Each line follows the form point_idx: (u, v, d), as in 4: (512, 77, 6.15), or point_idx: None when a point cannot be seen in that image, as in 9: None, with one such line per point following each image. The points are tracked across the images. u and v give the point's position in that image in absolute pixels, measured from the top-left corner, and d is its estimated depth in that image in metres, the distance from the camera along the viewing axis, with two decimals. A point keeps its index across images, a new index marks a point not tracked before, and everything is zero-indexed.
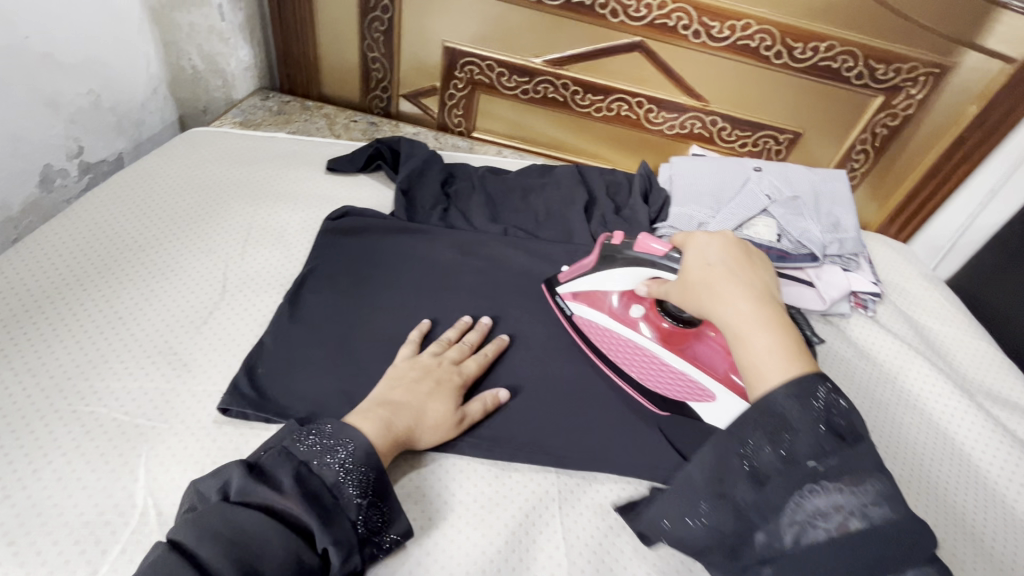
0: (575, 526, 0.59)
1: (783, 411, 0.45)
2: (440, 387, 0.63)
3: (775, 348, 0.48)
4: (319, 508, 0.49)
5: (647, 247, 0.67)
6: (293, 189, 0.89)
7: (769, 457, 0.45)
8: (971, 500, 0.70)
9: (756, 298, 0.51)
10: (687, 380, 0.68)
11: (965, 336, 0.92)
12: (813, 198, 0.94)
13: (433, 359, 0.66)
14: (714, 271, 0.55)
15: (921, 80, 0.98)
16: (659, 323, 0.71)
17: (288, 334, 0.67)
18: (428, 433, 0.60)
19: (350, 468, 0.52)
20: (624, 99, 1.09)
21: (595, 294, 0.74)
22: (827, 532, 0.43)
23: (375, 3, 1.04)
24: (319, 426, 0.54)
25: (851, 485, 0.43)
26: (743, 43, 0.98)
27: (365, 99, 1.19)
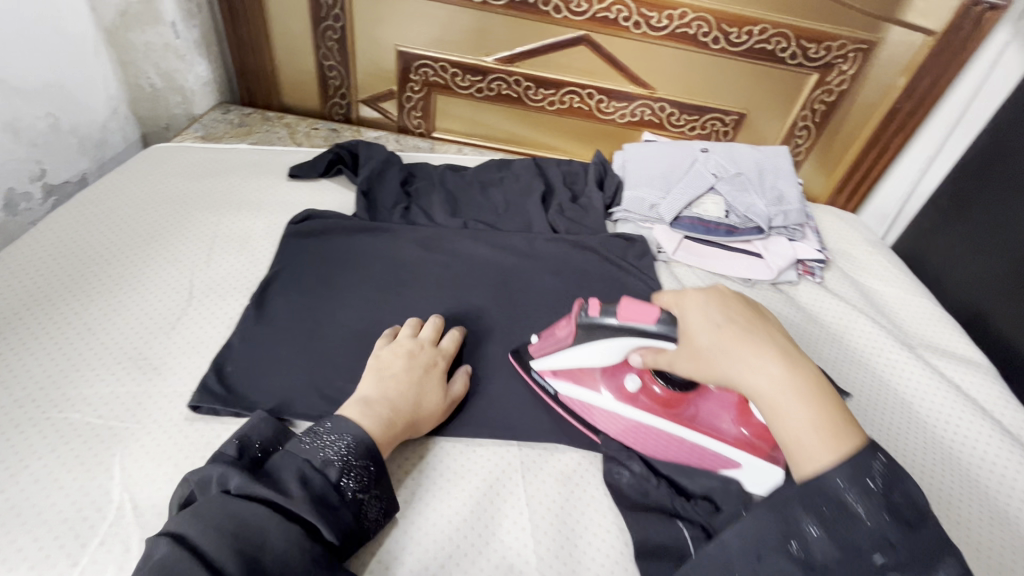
0: (538, 493, 0.63)
1: (841, 495, 0.44)
2: (429, 372, 0.65)
3: (815, 421, 0.47)
4: (322, 504, 0.50)
5: (638, 317, 0.58)
6: (256, 197, 0.92)
7: (826, 545, 0.44)
8: (916, 443, 0.74)
9: (778, 363, 0.50)
10: (699, 449, 0.64)
11: (906, 295, 0.97)
12: (757, 174, 0.99)
13: (412, 345, 0.67)
14: (729, 335, 0.52)
15: (851, 57, 1.03)
16: (655, 391, 0.65)
17: (254, 333, 0.70)
18: (425, 419, 0.63)
19: (351, 464, 0.53)
20: (575, 91, 1.13)
21: (580, 371, 0.67)
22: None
23: (327, 12, 1.07)
24: (319, 427, 0.55)
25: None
26: (681, 30, 1.02)
27: (325, 106, 1.22)
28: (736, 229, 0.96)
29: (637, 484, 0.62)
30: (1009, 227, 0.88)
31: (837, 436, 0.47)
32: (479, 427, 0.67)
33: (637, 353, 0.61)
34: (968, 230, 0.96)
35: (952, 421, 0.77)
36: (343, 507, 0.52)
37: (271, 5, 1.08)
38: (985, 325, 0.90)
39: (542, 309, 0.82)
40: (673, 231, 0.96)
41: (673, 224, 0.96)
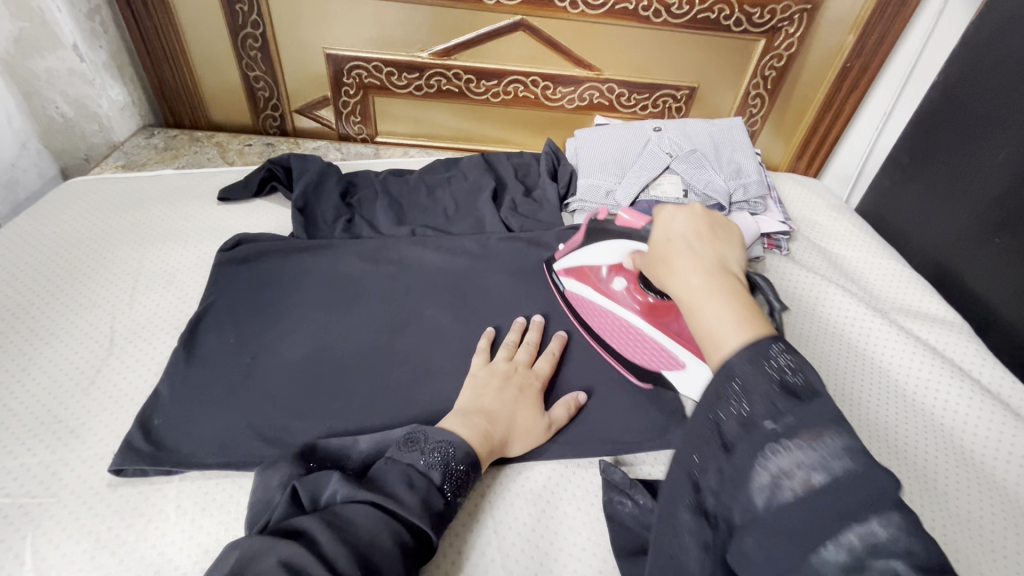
0: (508, 518, 0.58)
1: (737, 373, 0.40)
2: (524, 393, 0.64)
3: (726, 314, 0.45)
4: (430, 509, 0.50)
5: (628, 222, 0.67)
6: (184, 226, 0.85)
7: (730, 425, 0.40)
8: (900, 414, 0.71)
9: (709, 271, 0.49)
10: (665, 353, 0.66)
11: (875, 259, 0.95)
12: (713, 150, 0.95)
13: (508, 365, 0.66)
14: (672, 245, 0.53)
15: (796, 18, 1.00)
16: (642, 297, 0.69)
17: (184, 378, 0.64)
18: (518, 439, 0.61)
19: (453, 468, 0.53)
20: (519, 80, 1.08)
21: (584, 269, 0.74)
22: (792, 494, 0.35)
23: (244, 19, 1.00)
24: (419, 435, 0.55)
25: (810, 441, 0.36)
26: (620, 6, 0.97)
27: (258, 120, 1.15)
28: None
29: (643, 517, 0.57)
30: (968, 178, 0.85)
31: (746, 329, 0.43)
32: None
33: (632, 256, 0.66)
34: (928, 184, 0.93)
35: (933, 386, 0.75)
36: (446, 513, 0.51)
37: (183, 16, 1.00)
38: (955, 280, 0.88)
39: (501, 313, 0.77)
40: None
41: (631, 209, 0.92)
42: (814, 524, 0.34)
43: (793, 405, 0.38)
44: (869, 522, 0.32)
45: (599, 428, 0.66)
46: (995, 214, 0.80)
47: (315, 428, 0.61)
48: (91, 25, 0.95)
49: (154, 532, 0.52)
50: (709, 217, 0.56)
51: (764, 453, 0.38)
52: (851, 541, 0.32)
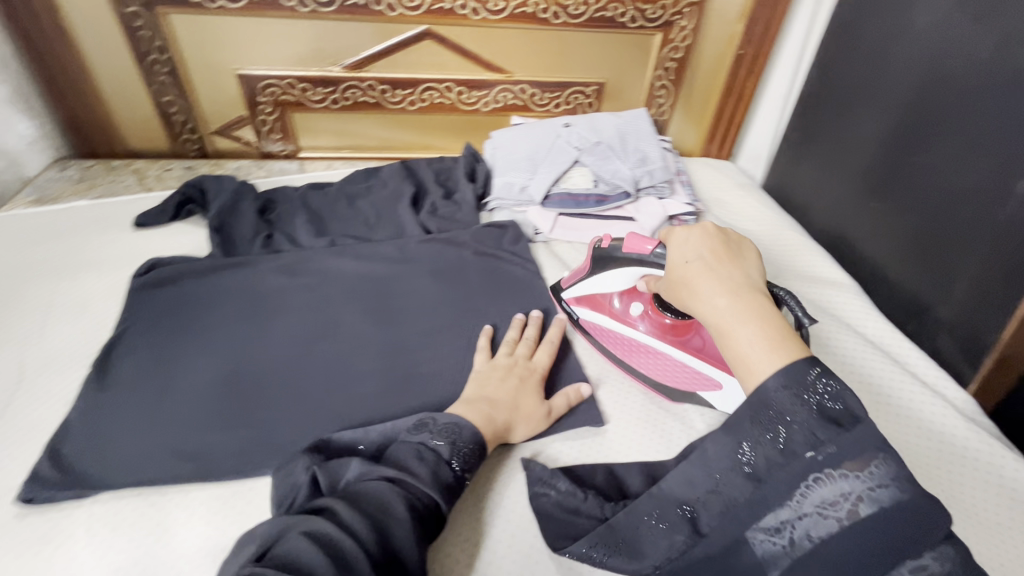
0: None
1: (776, 402, 0.44)
2: (525, 383, 0.67)
3: (757, 338, 0.47)
4: (441, 483, 0.53)
5: (638, 246, 0.67)
6: (99, 255, 0.85)
7: (767, 451, 0.45)
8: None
9: (735, 291, 0.51)
10: (693, 371, 0.70)
11: (777, 231, 1.01)
12: (619, 141, 1.01)
13: (509, 358, 0.70)
14: (691, 268, 0.55)
15: (686, 12, 1.06)
16: (661, 319, 0.72)
17: (97, 404, 0.64)
18: (521, 425, 0.64)
19: (461, 446, 0.56)
20: (433, 87, 1.11)
21: (597, 297, 0.77)
22: (839, 521, 0.42)
23: (149, 45, 1.00)
24: (428, 419, 0.59)
25: (854, 471, 0.42)
26: (520, 10, 1.02)
27: (176, 144, 1.14)
28: (606, 198, 0.97)
29: (566, 501, 0.59)
30: (847, 148, 0.92)
31: (778, 354, 0.46)
32: None
33: (646, 279, 0.69)
34: (816, 158, 0.99)
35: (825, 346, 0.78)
36: (456, 485, 0.54)
37: (86, 46, 0.99)
38: (845, 243, 0.94)
39: (420, 314, 0.80)
40: (546, 211, 0.96)
41: (544, 204, 0.96)
42: (862, 550, 0.41)
43: (832, 434, 0.43)
44: (921, 557, 0.40)
45: None
46: (870, 178, 0.87)
47: (231, 440, 0.62)
48: None
49: (66, 556, 0.52)
50: (721, 235, 0.58)
51: (807, 481, 0.43)
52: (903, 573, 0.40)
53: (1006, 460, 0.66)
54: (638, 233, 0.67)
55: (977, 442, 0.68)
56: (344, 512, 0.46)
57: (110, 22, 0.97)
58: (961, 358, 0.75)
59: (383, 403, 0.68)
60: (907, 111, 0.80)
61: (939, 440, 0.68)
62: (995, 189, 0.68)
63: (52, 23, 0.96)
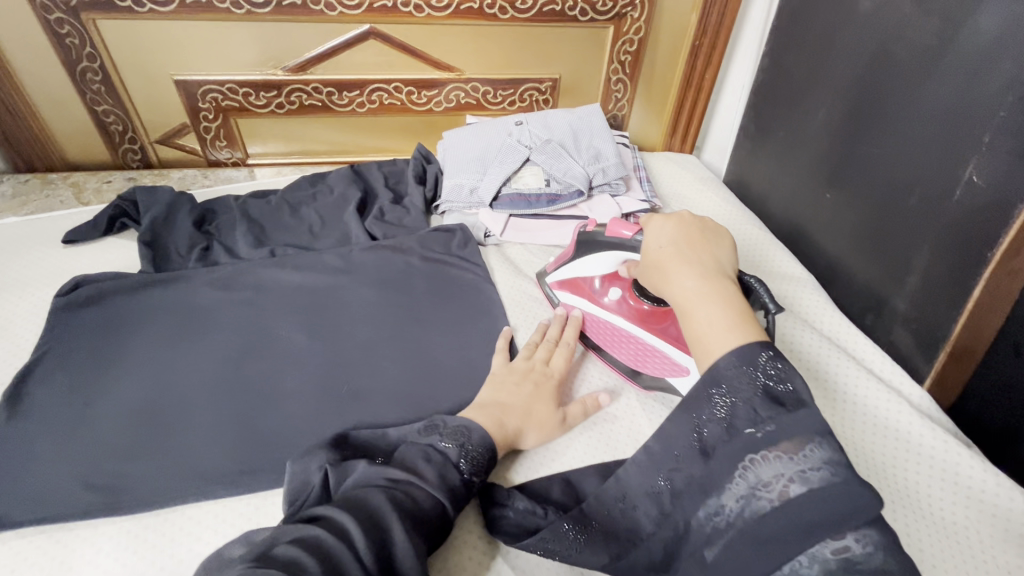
0: None
1: (726, 376, 0.45)
2: (541, 388, 0.64)
3: (718, 319, 0.48)
4: (448, 486, 0.50)
5: (619, 232, 0.67)
6: (22, 275, 0.80)
7: (715, 426, 0.45)
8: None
9: (704, 276, 0.52)
10: (666, 359, 0.67)
11: (737, 225, 0.98)
12: (571, 138, 0.98)
13: (526, 362, 0.67)
14: (664, 252, 0.56)
15: (638, 3, 1.04)
16: (638, 304, 0.69)
17: (5, 436, 0.60)
18: (532, 431, 0.61)
19: (471, 449, 0.54)
20: (381, 88, 1.07)
21: (579, 281, 0.75)
22: (768, 502, 0.40)
23: (78, 53, 0.96)
24: (439, 422, 0.57)
25: (789, 452, 0.41)
26: (465, 6, 0.99)
27: (117, 155, 1.10)
28: (559, 197, 0.94)
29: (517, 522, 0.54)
30: (800, 139, 0.89)
31: (730, 336, 0.46)
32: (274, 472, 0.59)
33: (625, 265, 0.68)
34: (772, 150, 0.97)
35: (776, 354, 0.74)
36: (462, 488, 0.51)
37: (12, 57, 0.95)
38: (803, 237, 0.92)
39: (360, 325, 0.77)
40: (497, 213, 0.93)
41: (494, 205, 0.93)
42: (788, 532, 0.39)
43: (774, 413, 0.43)
44: (844, 538, 0.37)
45: None
46: (824, 170, 0.85)
47: (147, 469, 0.59)
48: None
49: None
50: (698, 225, 0.59)
51: (745, 460, 0.42)
52: (825, 555, 0.37)
53: (963, 455, 0.63)
54: (619, 218, 0.67)
55: (932, 440, 0.64)
56: (341, 513, 0.43)
57: (34, 30, 0.93)
58: (916, 352, 0.72)
59: (314, 422, 0.64)
60: (856, 101, 0.77)
61: (896, 444, 0.65)
62: (942, 177, 0.65)
63: None
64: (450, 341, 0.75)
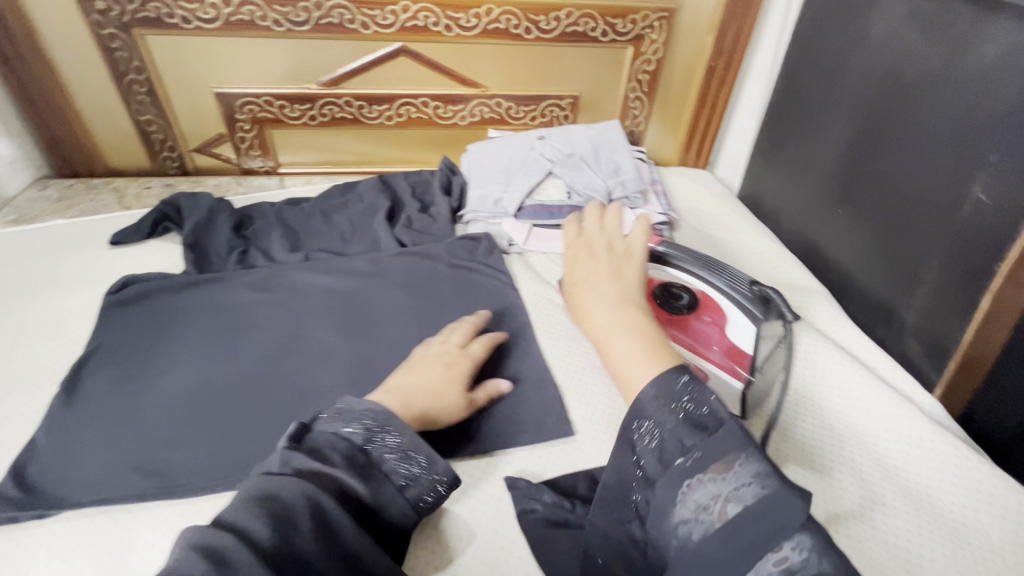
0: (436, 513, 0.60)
1: (646, 409, 0.48)
2: (454, 370, 0.66)
3: (632, 349, 0.55)
4: (359, 470, 0.50)
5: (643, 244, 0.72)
6: (71, 274, 0.85)
7: (650, 457, 0.47)
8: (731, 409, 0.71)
9: (613, 309, 0.60)
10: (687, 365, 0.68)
11: (752, 240, 1.02)
12: (592, 153, 1.02)
13: (442, 347, 0.70)
14: (580, 293, 0.65)
15: (657, 26, 1.08)
16: (659, 313, 0.72)
17: (63, 424, 0.64)
18: (440, 412, 0.62)
19: (379, 430, 0.53)
20: (409, 102, 1.12)
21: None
22: (711, 525, 0.42)
23: (126, 66, 1.01)
24: (347, 405, 0.56)
25: (719, 473, 0.43)
26: (492, 26, 1.04)
27: (156, 162, 1.15)
28: (580, 209, 0.98)
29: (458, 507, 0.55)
30: (812, 157, 0.93)
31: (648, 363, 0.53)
32: None
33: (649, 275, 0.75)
34: (784, 166, 1.01)
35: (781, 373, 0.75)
36: (375, 470, 0.51)
37: (65, 69, 1.01)
38: (816, 250, 0.95)
39: (389, 327, 0.80)
40: (520, 223, 0.97)
41: (518, 215, 0.97)
42: (733, 549, 0.41)
43: (698, 439, 0.45)
44: (782, 548, 0.40)
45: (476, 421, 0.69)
46: (835, 186, 0.88)
47: (195, 457, 0.62)
48: None
49: None
50: (613, 264, 0.68)
51: (682, 488, 0.44)
52: (769, 568, 0.39)
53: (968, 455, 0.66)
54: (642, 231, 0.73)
55: (951, 451, 0.66)
56: (242, 506, 0.44)
57: (86, 44, 0.98)
58: (926, 362, 0.75)
59: None
60: (865, 121, 0.81)
61: (933, 464, 0.66)
62: (951, 194, 0.69)
63: (31, 46, 0.97)
64: None
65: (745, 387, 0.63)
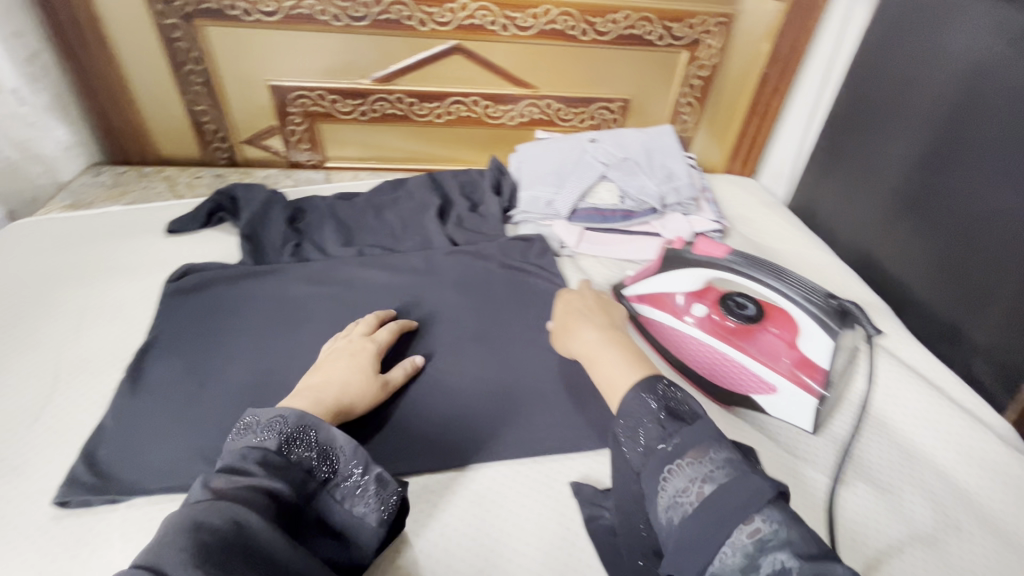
0: (504, 515, 0.61)
1: (631, 408, 0.51)
2: (356, 359, 0.67)
3: (619, 358, 0.60)
4: (280, 476, 0.50)
5: (709, 250, 0.71)
6: (130, 261, 0.86)
7: (635, 452, 0.49)
8: (780, 458, 0.65)
9: (602, 327, 0.65)
10: (755, 376, 0.68)
11: (804, 251, 1.00)
12: (645, 156, 1.01)
13: (343, 341, 0.70)
14: (572, 315, 0.69)
15: (714, 31, 1.07)
16: (723, 322, 0.73)
17: (130, 409, 0.65)
18: (358, 399, 0.64)
19: (291, 436, 0.52)
20: (459, 100, 1.12)
21: (659, 296, 0.77)
22: (690, 505, 0.43)
23: (185, 56, 1.02)
24: (250, 420, 0.54)
25: (696, 457, 0.45)
26: (549, 27, 1.03)
27: (206, 152, 1.16)
28: (632, 213, 0.97)
29: (386, 500, 0.54)
30: (875, 169, 0.92)
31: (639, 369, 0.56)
32: (379, 460, 0.64)
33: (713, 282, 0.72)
34: (843, 178, 0.99)
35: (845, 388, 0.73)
36: (296, 474, 0.51)
37: (124, 57, 1.02)
38: (873, 264, 0.94)
39: (444, 325, 0.80)
40: (572, 225, 0.96)
41: (570, 218, 0.97)
42: (714, 526, 0.41)
43: (678, 428, 0.48)
44: (754, 521, 0.41)
45: (535, 423, 0.69)
46: (900, 199, 0.87)
47: None
48: (31, 69, 0.96)
49: (99, 561, 0.53)
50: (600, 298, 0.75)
51: (664, 475, 0.46)
52: (743, 539, 0.40)
53: (955, 418, 0.70)
54: (709, 237, 0.72)
55: None
56: (161, 537, 0.41)
57: (148, 33, 0.99)
58: (996, 383, 0.73)
59: (410, 413, 0.68)
60: (938, 135, 0.80)
61: None
62: None
63: (94, 34, 0.98)
64: (530, 345, 0.78)
65: (818, 402, 0.64)
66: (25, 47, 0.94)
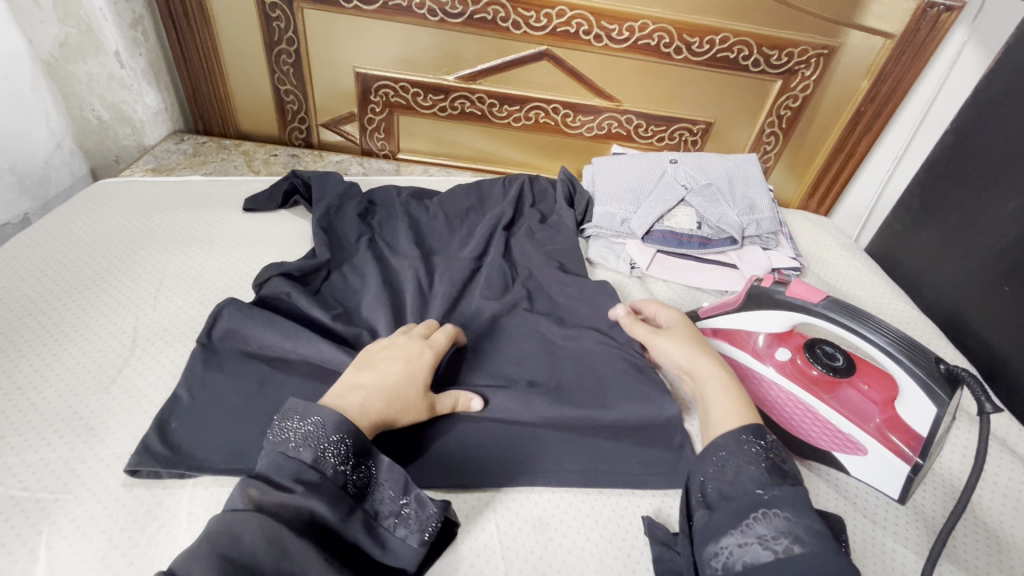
0: (564, 541, 0.59)
1: (731, 447, 0.53)
2: (413, 364, 0.60)
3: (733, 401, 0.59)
4: (320, 494, 0.46)
5: (804, 293, 0.67)
6: (206, 233, 0.88)
7: (721, 484, 0.51)
8: (865, 533, 0.61)
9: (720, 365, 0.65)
10: (838, 432, 0.66)
11: (887, 300, 0.95)
12: (727, 183, 0.98)
13: (404, 338, 0.64)
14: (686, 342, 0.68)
15: (813, 62, 1.03)
16: (807, 370, 0.70)
17: (203, 382, 0.65)
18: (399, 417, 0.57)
19: (331, 446, 0.48)
20: (540, 107, 1.11)
21: (738, 333, 0.74)
22: (773, 553, 0.44)
23: (280, 36, 1.03)
24: (288, 418, 0.50)
25: (793, 515, 0.45)
26: (643, 42, 1.01)
27: (285, 132, 1.19)
28: (710, 241, 0.95)
29: (426, 527, 0.50)
30: (978, 227, 0.87)
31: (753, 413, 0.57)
32: (442, 469, 0.62)
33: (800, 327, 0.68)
34: (940, 229, 0.95)
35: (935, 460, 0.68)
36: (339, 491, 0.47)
37: (222, 31, 1.04)
38: (961, 325, 0.89)
39: (514, 334, 0.77)
40: (645, 247, 0.93)
41: (644, 238, 0.94)
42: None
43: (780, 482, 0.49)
44: None
45: (602, 449, 0.66)
46: (1002, 263, 0.82)
47: None
48: (134, 33, 0.98)
49: (165, 536, 0.53)
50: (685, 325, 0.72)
51: (752, 515, 0.47)
52: None
53: None
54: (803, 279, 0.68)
55: None
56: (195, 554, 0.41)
57: (249, 10, 1.00)
58: None
59: (477, 423, 0.66)
60: None
61: None
62: None
63: (197, 5, 0.99)
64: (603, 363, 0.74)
65: (911, 469, 0.61)
66: (131, 12, 0.97)
